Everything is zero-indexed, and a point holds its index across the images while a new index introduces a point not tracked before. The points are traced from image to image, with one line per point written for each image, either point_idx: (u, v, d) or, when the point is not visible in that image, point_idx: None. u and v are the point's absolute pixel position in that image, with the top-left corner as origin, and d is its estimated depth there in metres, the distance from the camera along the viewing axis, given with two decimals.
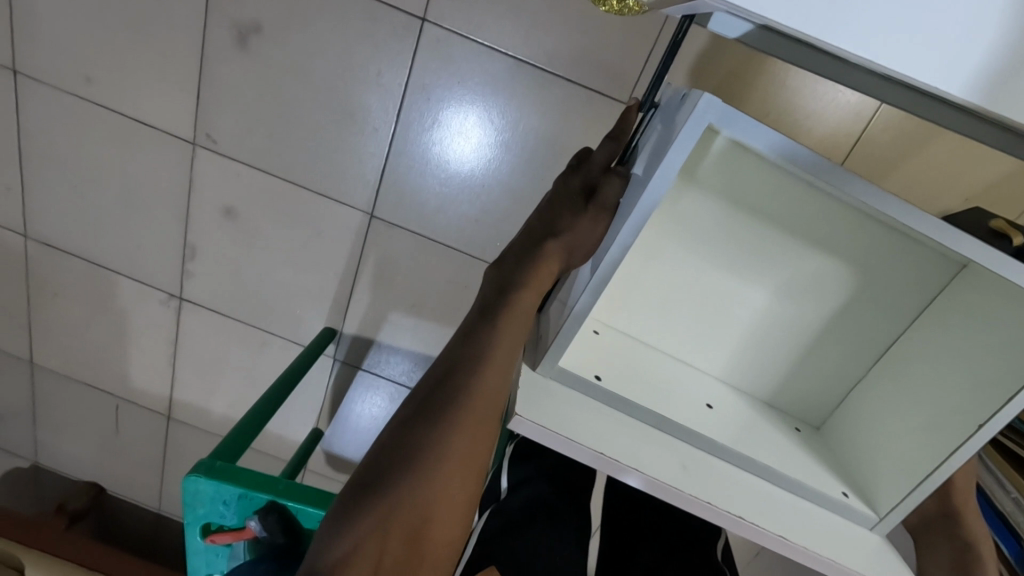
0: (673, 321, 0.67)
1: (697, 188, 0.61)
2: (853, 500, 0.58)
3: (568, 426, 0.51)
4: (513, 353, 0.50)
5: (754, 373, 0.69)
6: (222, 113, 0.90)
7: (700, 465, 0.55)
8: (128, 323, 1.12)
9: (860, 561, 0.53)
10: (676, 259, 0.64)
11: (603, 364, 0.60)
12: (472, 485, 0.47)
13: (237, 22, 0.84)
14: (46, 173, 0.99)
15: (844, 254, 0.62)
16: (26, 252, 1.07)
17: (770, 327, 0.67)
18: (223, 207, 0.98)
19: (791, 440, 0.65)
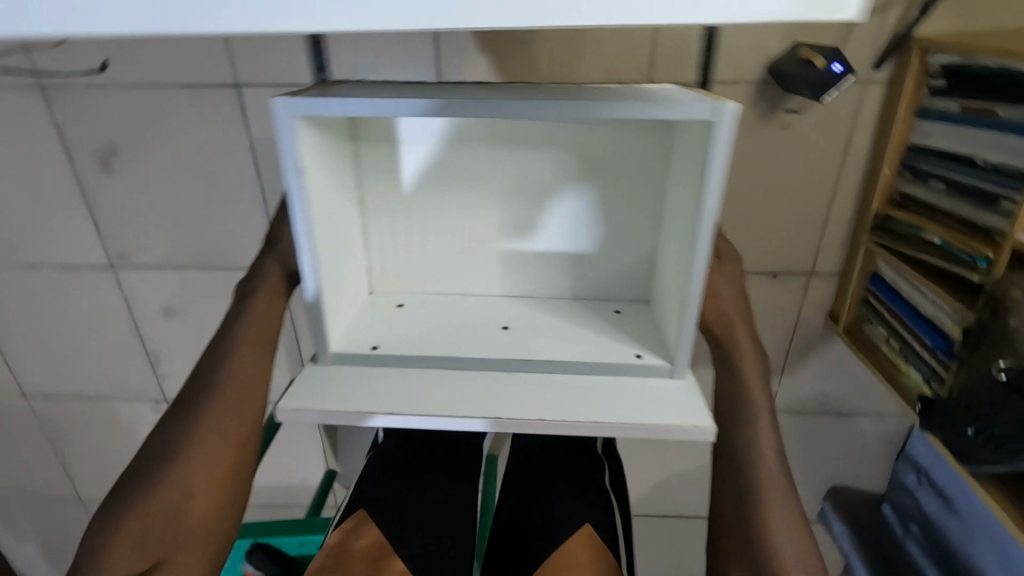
0: (465, 262, 0.76)
1: (421, 151, 0.70)
2: (648, 359, 0.62)
3: (361, 402, 0.57)
4: (263, 347, 0.63)
5: (557, 280, 0.77)
6: (121, 230, 1.00)
7: (489, 382, 0.60)
8: (138, 436, 1.24)
9: (661, 411, 0.56)
10: (434, 214, 0.74)
11: (389, 333, 0.67)
12: (231, 457, 0.57)
13: (97, 151, 0.93)
14: (15, 336, 1.12)
15: (569, 151, 0.70)
16: (33, 406, 1.21)
17: (546, 236, 0.75)
18: (161, 309, 1.08)
19: (602, 322, 0.71)
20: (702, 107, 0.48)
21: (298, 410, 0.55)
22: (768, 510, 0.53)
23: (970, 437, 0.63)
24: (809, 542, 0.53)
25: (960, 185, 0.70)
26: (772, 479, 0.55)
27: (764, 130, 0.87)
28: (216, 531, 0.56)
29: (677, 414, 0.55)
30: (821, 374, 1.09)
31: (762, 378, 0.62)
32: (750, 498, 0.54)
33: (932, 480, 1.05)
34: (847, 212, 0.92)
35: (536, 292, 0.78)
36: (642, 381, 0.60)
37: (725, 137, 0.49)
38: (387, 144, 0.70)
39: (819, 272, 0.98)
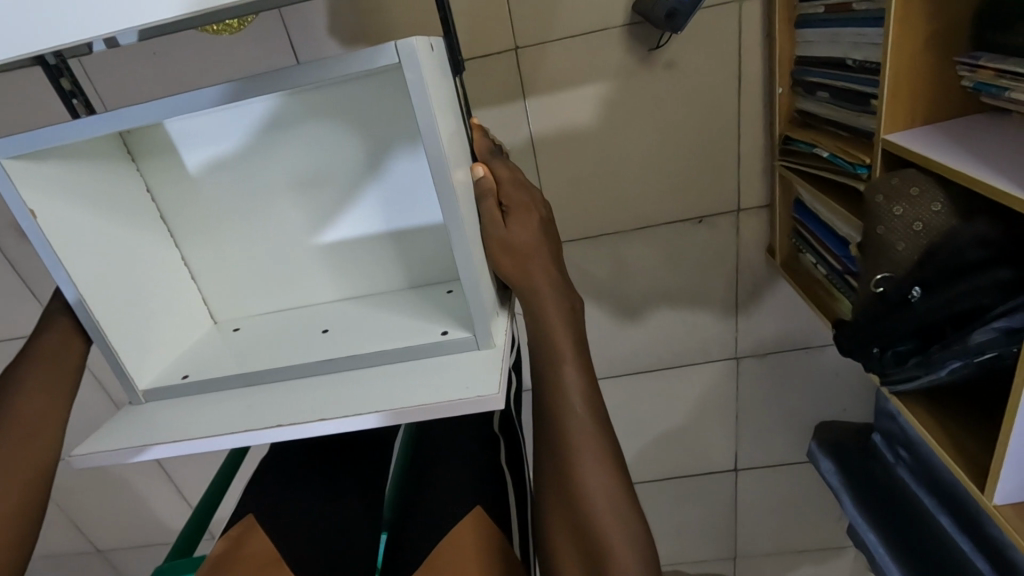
0: (288, 272, 0.75)
1: (208, 170, 0.70)
2: (453, 333, 0.57)
3: (174, 430, 0.55)
4: (60, 379, 0.62)
5: (387, 271, 0.75)
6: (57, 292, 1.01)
7: (303, 389, 0.57)
8: (135, 491, 1.25)
9: (443, 387, 0.51)
10: (244, 229, 0.73)
11: (205, 362, 0.66)
12: (16, 496, 0.57)
13: (10, 223, 0.94)
14: None
15: (345, 134, 0.68)
16: None
17: (362, 227, 0.73)
18: None
19: (425, 304, 0.68)
20: (383, 49, 0.45)
21: (114, 451, 0.55)
22: (578, 460, 0.50)
23: (877, 356, 0.57)
24: (624, 484, 0.50)
25: (839, 91, 0.66)
26: (585, 433, 0.51)
27: (649, 74, 0.83)
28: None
29: (458, 388, 0.50)
30: (777, 313, 1.04)
31: (567, 324, 0.55)
32: (565, 458, 0.51)
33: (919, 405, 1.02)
34: (757, 141, 0.87)
35: (371, 287, 0.76)
36: (442, 358, 0.56)
37: (420, 72, 0.46)
38: (173, 172, 0.70)
39: (746, 208, 0.93)
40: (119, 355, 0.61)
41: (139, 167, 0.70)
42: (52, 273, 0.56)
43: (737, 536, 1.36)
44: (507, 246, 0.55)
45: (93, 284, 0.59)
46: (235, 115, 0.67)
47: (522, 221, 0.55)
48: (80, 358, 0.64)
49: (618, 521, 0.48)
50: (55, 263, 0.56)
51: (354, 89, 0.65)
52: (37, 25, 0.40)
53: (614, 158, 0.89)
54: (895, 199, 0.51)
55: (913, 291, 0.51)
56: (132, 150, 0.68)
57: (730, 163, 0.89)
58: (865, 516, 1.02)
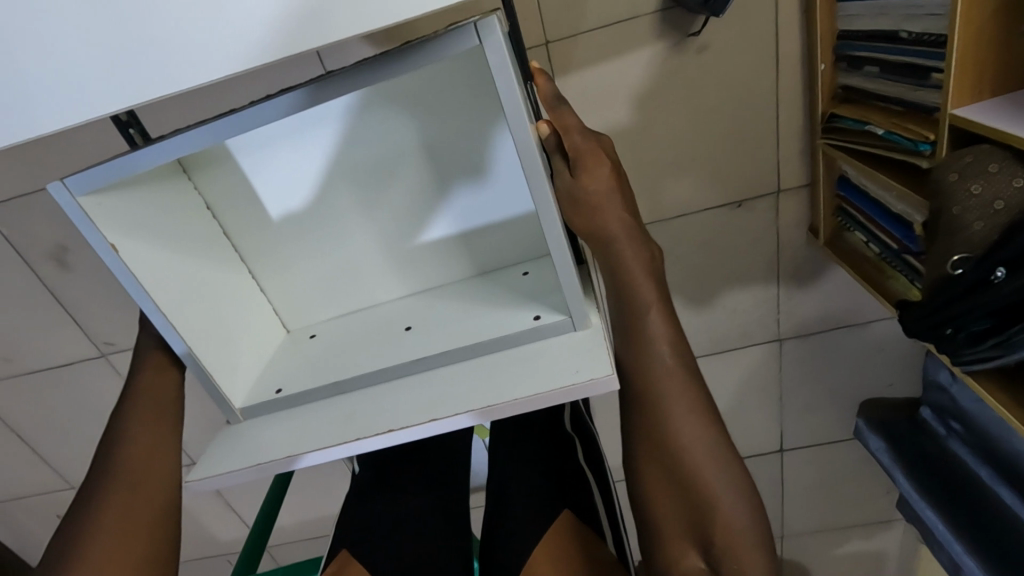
0: (353, 273, 0.75)
1: (269, 184, 0.70)
2: (546, 317, 0.56)
3: (286, 447, 0.54)
4: (162, 409, 0.62)
5: (454, 261, 0.75)
6: (99, 320, 1.02)
7: (400, 392, 0.56)
8: (187, 506, 1.27)
9: (550, 373, 0.50)
10: (310, 236, 0.73)
11: (292, 373, 0.66)
12: (146, 541, 0.56)
13: (50, 253, 0.94)
14: (46, 439, 1.17)
15: (400, 129, 0.67)
16: None
17: (426, 221, 0.73)
18: None
19: (504, 290, 0.67)
20: (463, 31, 0.43)
21: (229, 473, 0.54)
22: (671, 410, 0.49)
23: (951, 337, 0.57)
24: (718, 432, 0.48)
25: (894, 65, 0.64)
26: (674, 379, 0.50)
27: (685, 59, 0.81)
28: None
29: (566, 374, 0.49)
30: (822, 292, 1.02)
31: (647, 269, 0.53)
32: (654, 403, 0.50)
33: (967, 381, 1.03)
34: (796, 117, 0.85)
35: (441, 279, 0.76)
36: (541, 344, 0.55)
37: (507, 66, 0.45)
38: (237, 190, 0.70)
39: (787, 188, 0.91)
40: (213, 376, 0.61)
41: (202, 192, 0.69)
42: (138, 301, 0.56)
43: (785, 516, 1.35)
44: (577, 198, 0.53)
45: (178, 308, 0.59)
46: (296, 124, 0.66)
47: (595, 168, 0.52)
48: (178, 385, 0.64)
49: (719, 466, 0.47)
50: (138, 290, 0.55)
51: (416, 83, 0.64)
52: (105, 80, 0.38)
53: (653, 144, 0.87)
54: (971, 177, 0.50)
55: (998, 271, 0.49)
56: (193, 174, 0.68)
57: (773, 135, 0.87)
58: (919, 491, 1.01)
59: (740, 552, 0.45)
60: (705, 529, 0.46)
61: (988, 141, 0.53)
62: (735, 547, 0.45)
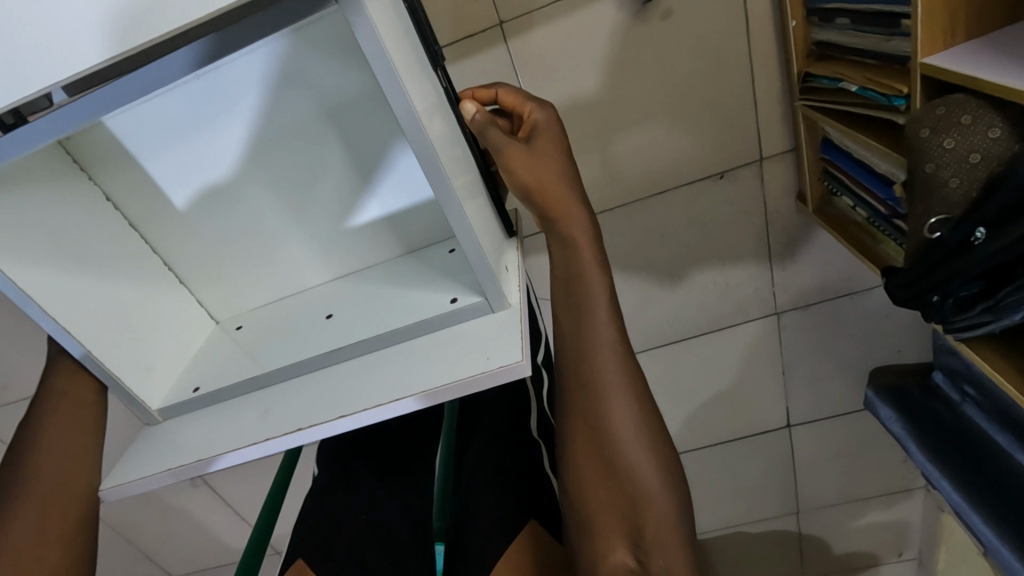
0: (277, 260, 0.72)
1: (165, 170, 0.64)
2: (463, 298, 0.53)
3: (197, 449, 0.53)
4: (81, 412, 0.61)
5: (383, 244, 0.70)
6: None
7: (312, 394, 0.52)
8: (194, 516, 1.29)
9: (460, 361, 0.47)
10: (229, 228, 0.69)
11: (215, 371, 0.64)
12: (58, 544, 0.56)
13: None
14: None
15: (295, 108, 0.60)
16: None
17: (346, 203, 0.68)
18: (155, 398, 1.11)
19: (428, 273, 0.63)
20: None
21: (146, 478, 0.53)
22: (607, 395, 0.46)
23: (938, 305, 0.53)
24: (650, 416, 0.47)
25: (865, 16, 0.59)
26: (613, 363, 0.48)
27: (646, 28, 0.77)
28: None
29: (478, 362, 0.46)
30: (815, 261, 0.98)
31: (595, 253, 0.50)
32: (587, 386, 0.47)
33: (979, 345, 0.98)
34: (773, 79, 0.80)
35: (366, 261, 0.72)
36: (454, 329, 0.52)
37: (373, 28, 0.38)
38: (140, 184, 0.65)
39: (770, 155, 0.86)
40: (124, 381, 0.59)
41: (101, 186, 0.64)
42: (29, 310, 0.52)
43: (799, 491, 1.32)
44: (531, 157, 0.49)
45: (79, 318, 0.56)
46: (193, 110, 0.60)
47: (546, 140, 0.51)
48: (96, 387, 0.62)
49: (652, 454, 0.45)
50: (28, 303, 0.52)
51: (305, 50, 0.56)
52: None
53: (620, 119, 0.84)
54: (944, 130, 0.46)
55: (977, 232, 0.45)
56: (87, 166, 0.63)
57: (737, 93, 0.81)
58: (933, 461, 0.97)
59: (665, 535, 0.42)
60: (631, 509, 0.43)
61: (964, 89, 0.49)
62: (660, 537, 0.42)
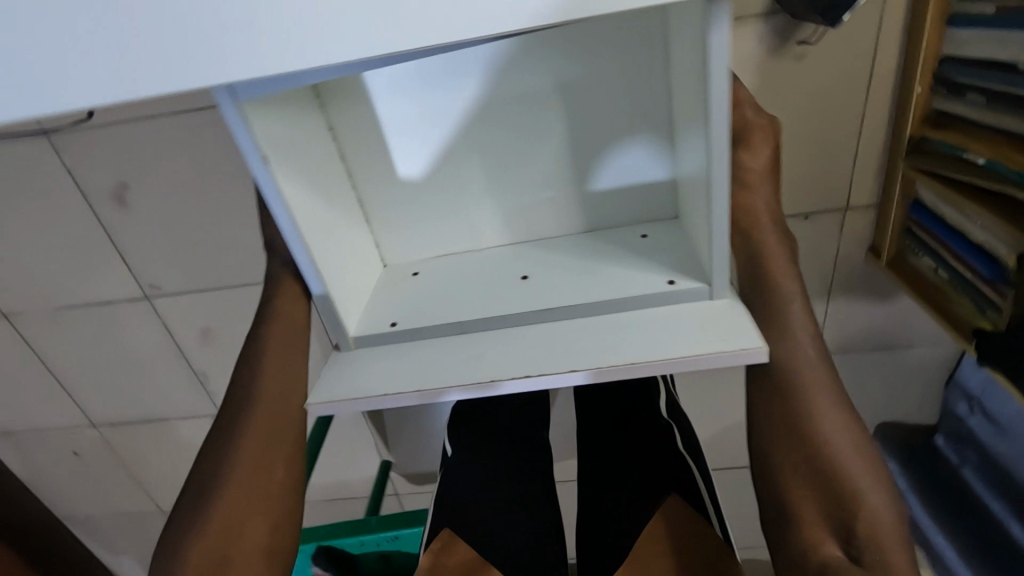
0: (471, 215, 0.80)
1: (403, 116, 0.74)
2: (682, 282, 0.60)
3: (406, 382, 0.56)
4: (296, 342, 0.65)
5: (573, 216, 0.79)
6: (148, 263, 1.03)
7: (529, 344, 0.58)
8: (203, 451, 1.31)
9: (697, 337, 0.54)
10: (438, 182, 0.78)
11: (404, 312, 0.67)
12: (276, 471, 0.59)
13: (111, 190, 0.95)
14: (73, 375, 1.19)
15: (548, 79, 0.71)
16: (103, 436, 1.29)
17: (553, 173, 0.77)
18: (199, 330, 1.12)
19: (626, 246, 0.72)
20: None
21: (388, 397, 0.55)
22: (816, 405, 0.52)
23: None
24: (855, 423, 0.52)
25: (1003, 97, 0.65)
26: (817, 375, 0.54)
27: (780, 64, 0.80)
28: (272, 532, 0.58)
29: (718, 341, 0.52)
30: (864, 311, 1.04)
31: (789, 265, 0.59)
32: (790, 393, 0.53)
33: (985, 410, 1.02)
34: (877, 137, 0.86)
35: (552, 230, 0.80)
36: (675, 308, 0.58)
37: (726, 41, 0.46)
38: (377, 127, 0.75)
39: (854, 207, 0.92)
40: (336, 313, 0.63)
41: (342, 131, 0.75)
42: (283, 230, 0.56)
43: None
44: (739, 163, 0.61)
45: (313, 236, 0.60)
46: (450, 64, 0.71)
47: (757, 150, 0.61)
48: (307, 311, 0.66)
49: (863, 461, 0.51)
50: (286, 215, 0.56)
51: (557, 41, 0.69)
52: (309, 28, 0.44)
53: None
54: None
55: None
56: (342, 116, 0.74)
57: (846, 142, 0.86)
58: (933, 516, 1.06)
59: (879, 533, 0.48)
60: (847, 520, 0.48)
61: None
62: (879, 537, 0.48)
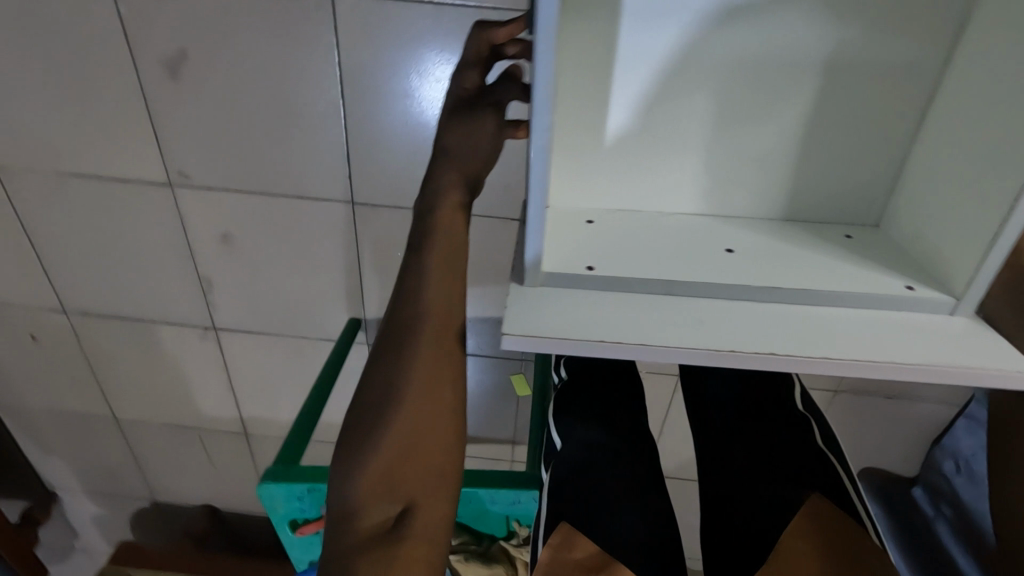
0: (659, 169, 0.65)
1: (630, 24, 0.58)
2: (921, 290, 0.54)
3: (635, 331, 0.49)
4: (459, 255, 0.52)
5: (772, 198, 0.66)
6: (184, 147, 0.92)
7: (763, 322, 0.51)
8: (181, 363, 1.20)
9: (947, 349, 0.49)
10: (649, 134, 0.63)
11: (590, 254, 0.57)
12: (451, 390, 0.48)
13: (165, 55, 0.84)
14: (55, 251, 1.06)
15: (818, 26, 0.57)
16: (70, 325, 1.16)
17: (768, 142, 0.63)
18: (218, 233, 1.01)
19: (847, 252, 0.60)
20: None
21: (608, 346, 0.47)
22: None
23: None
24: None
25: None
26: None
27: None
28: (451, 457, 0.47)
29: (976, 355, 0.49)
30: None
31: None
32: None
33: (971, 470, 1.02)
34: None
35: (741, 209, 0.67)
36: (905, 314, 0.53)
37: None
38: (590, 28, 0.58)
39: None
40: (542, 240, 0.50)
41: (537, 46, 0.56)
42: (531, 119, 0.43)
43: None
44: None
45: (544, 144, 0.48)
46: None
47: None
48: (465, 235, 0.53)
49: None
50: (545, 108, 0.43)
51: None
52: None
53: None
54: None
55: None
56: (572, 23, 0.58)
57: None
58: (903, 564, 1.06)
59: None
60: None
61: None
62: None
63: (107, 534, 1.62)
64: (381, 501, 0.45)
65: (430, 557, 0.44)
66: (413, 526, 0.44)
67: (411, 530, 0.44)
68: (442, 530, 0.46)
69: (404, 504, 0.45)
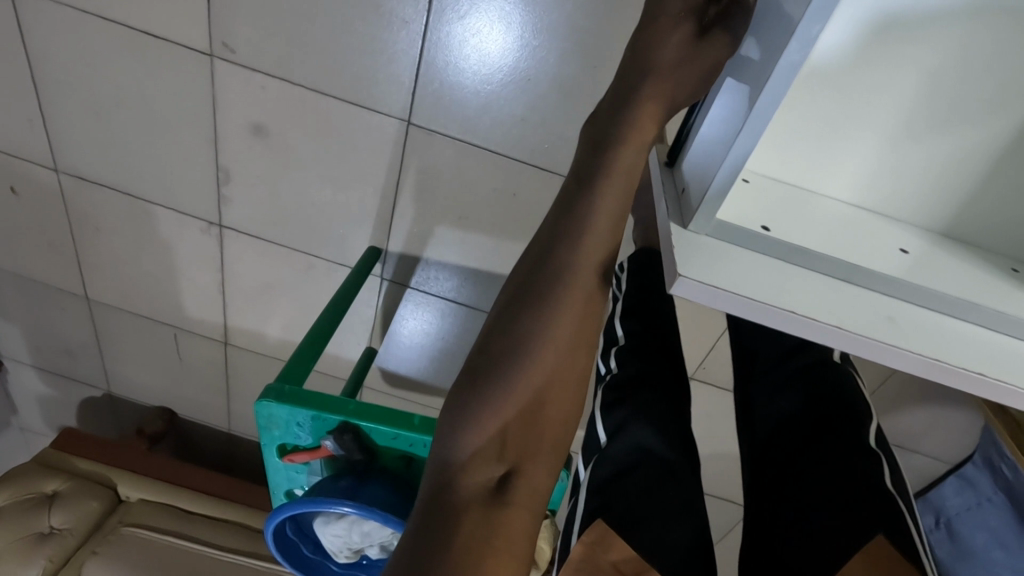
0: (842, 138, 0.48)
1: None
2: None
3: (824, 310, 0.40)
4: (629, 194, 0.45)
5: (947, 204, 0.50)
6: (237, 16, 0.82)
7: (971, 342, 0.41)
8: (173, 253, 1.11)
9: None
10: (851, 84, 0.45)
11: (769, 209, 0.47)
12: (582, 360, 0.45)
13: None
14: (61, 100, 0.94)
15: None
16: (59, 186, 1.05)
17: (976, 136, 0.46)
18: (251, 123, 0.92)
19: (1018, 291, 0.47)
20: None
21: (791, 318, 0.40)
22: None
23: None
24: None
25: None
26: None
27: None
28: (566, 424, 0.45)
29: None
30: (903, 410, 1.06)
31: None
32: None
33: (951, 528, 1.04)
34: None
35: (906, 211, 0.51)
36: None
37: None
38: None
39: None
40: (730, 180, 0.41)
41: None
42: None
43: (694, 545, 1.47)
44: None
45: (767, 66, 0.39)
46: None
47: None
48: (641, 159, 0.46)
49: None
50: (822, 13, 0.35)
51: None
52: None
53: None
54: None
55: None
56: None
57: None
58: None
59: None
60: None
61: None
62: None
63: (49, 415, 1.52)
64: (490, 459, 0.42)
65: (530, 524, 0.42)
66: (517, 489, 0.43)
67: (515, 494, 0.42)
68: (544, 495, 0.44)
69: (511, 466, 0.43)
